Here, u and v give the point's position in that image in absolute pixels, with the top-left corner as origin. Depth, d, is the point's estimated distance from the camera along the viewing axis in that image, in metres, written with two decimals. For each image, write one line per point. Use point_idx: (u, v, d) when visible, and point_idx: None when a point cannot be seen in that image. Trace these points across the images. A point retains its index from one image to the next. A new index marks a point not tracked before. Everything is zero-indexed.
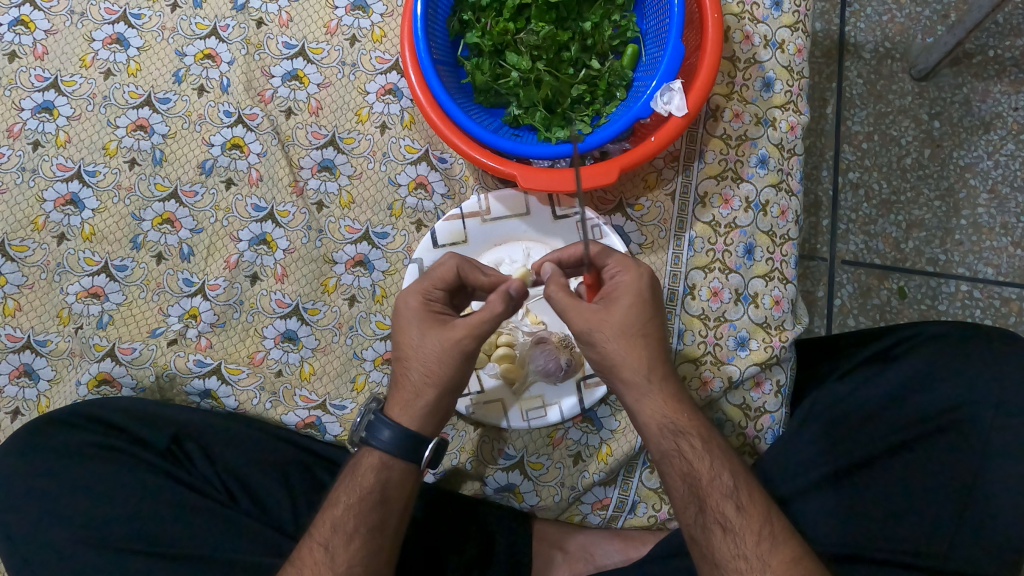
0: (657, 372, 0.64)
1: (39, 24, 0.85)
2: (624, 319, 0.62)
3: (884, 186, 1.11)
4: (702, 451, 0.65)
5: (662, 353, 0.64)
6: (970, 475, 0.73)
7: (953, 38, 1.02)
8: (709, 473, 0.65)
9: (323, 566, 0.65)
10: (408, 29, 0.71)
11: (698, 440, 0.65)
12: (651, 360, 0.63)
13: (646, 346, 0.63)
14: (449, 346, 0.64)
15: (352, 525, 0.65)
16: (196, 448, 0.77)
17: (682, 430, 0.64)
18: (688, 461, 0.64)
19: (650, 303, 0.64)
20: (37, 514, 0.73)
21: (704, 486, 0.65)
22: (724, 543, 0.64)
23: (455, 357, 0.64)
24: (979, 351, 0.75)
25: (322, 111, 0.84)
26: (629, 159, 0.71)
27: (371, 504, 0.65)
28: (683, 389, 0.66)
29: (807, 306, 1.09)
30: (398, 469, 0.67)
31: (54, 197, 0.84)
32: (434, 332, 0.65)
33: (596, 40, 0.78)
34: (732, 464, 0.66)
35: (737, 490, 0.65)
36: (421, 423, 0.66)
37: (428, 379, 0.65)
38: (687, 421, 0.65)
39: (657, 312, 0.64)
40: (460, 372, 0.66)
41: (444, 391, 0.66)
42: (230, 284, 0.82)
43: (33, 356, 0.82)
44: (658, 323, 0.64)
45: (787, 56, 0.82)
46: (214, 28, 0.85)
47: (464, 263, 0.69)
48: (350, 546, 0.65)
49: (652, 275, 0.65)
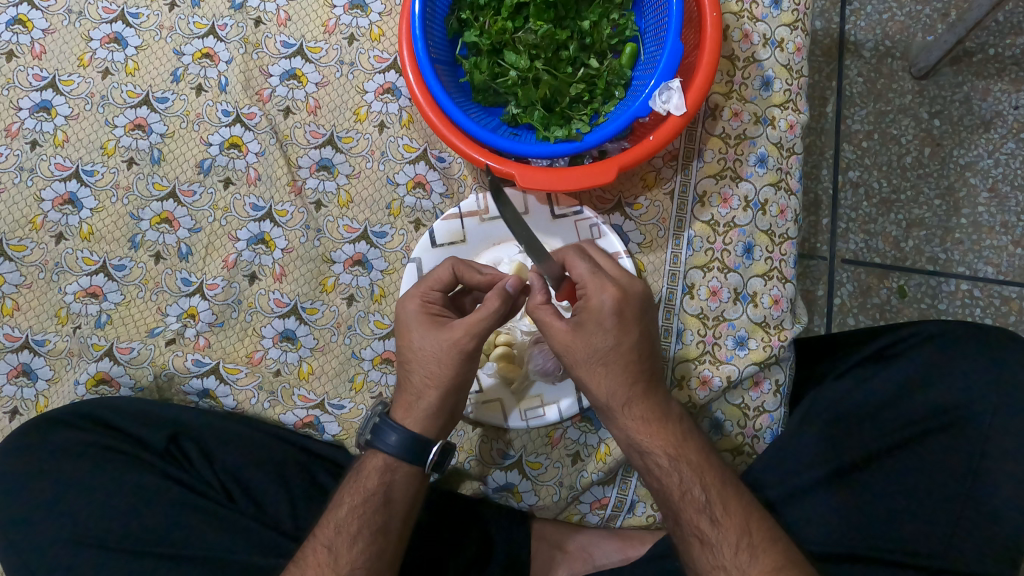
0: (623, 394, 0.64)
1: (36, 23, 0.85)
2: (586, 347, 0.63)
3: (884, 185, 1.10)
4: (670, 467, 0.66)
5: (629, 375, 0.64)
6: (968, 475, 0.73)
7: (953, 37, 1.02)
8: (679, 490, 0.66)
9: (327, 568, 0.64)
10: (406, 28, 0.71)
11: (665, 457, 0.66)
12: (615, 382, 0.64)
13: (608, 371, 0.63)
14: (446, 347, 0.64)
15: (355, 526, 0.65)
16: (194, 448, 0.77)
17: (647, 450, 0.66)
18: (657, 478, 0.66)
19: (615, 328, 0.62)
20: (36, 514, 0.73)
21: (676, 501, 0.66)
22: (703, 554, 0.65)
23: (454, 359, 0.64)
24: (978, 352, 0.75)
25: (321, 110, 0.84)
26: (627, 158, 0.71)
27: (374, 506, 0.66)
28: (656, 404, 0.66)
29: (807, 305, 1.09)
30: (401, 471, 0.67)
31: (52, 196, 0.83)
32: (430, 334, 0.65)
33: (594, 39, 0.78)
34: (705, 477, 0.66)
35: (710, 503, 0.65)
36: (424, 425, 0.66)
37: (428, 381, 0.65)
38: (652, 440, 0.65)
39: (625, 335, 0.63)
40: (461, 373, 0.66)
41: (444, 393, 0.66)
42: (228, 284, 0.82)
43: (31, 355, 0.82)
44: (626, 345, 0.63)
45: (786, 55, 0.81)
46: (212, 27, 0.85)
47: (459, 264, 0.70)
48: (353, 548, 0.65)
49: (620, 295, 0.62)
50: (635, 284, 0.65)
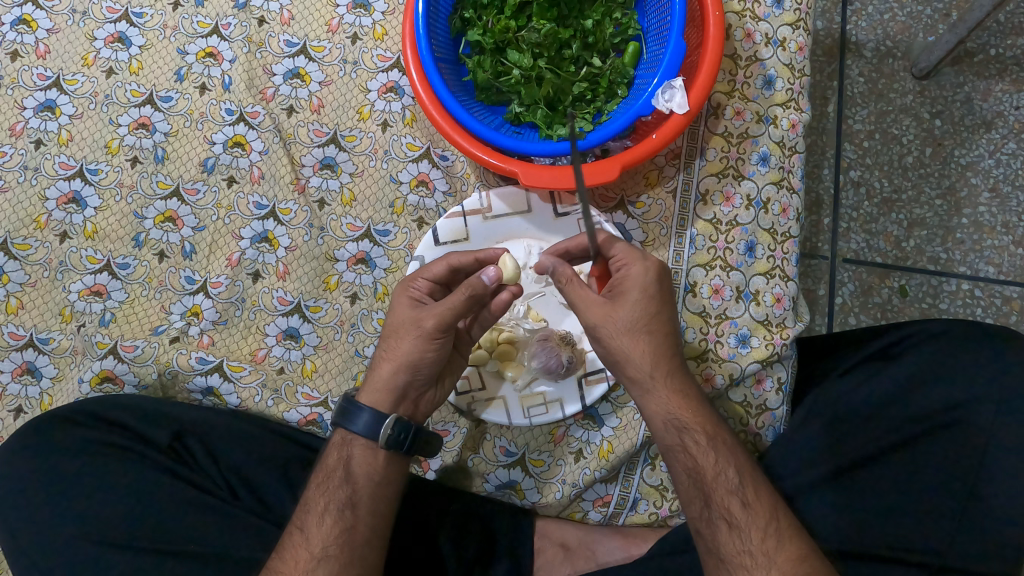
0: (662, 368, 0.64)
1: (41, 23, 0.86)
2: (630, 317, 0.63)
3: (885, 185, 1.11)
4: (707, 447, 0.65)
5: (667, 349, 0.64)
6: (970, 473, 0.73)
7: (955, 37, 1.02)
8: (714, 469, 0.65)
9: (301, 548, 0.66)
10: (410, 27, 0.71)
11: (702, 435, 0.65)
12: (656, 355, 0.64)
13: (651, 343, 0.63)
14: (407, 320, 0.66)
15: (322, 504, 0.67)
16: (198, 445, 0.78)
17: (685, 426, 0.65)
18: (692, 457, 0.65)
19: (657, 299, 0.63)
20: (39, 512, 0.73)
21: (709, 482, 0.65)
22: (730, 538, 0.65)
23: (415, 333, 0.66)
24: (980, 350, 0.75)
25: (324, 109, 0.84)
26: (630, 156, 0.71)
27: (336, 482, 0.67)
28: (689, 382, 0.66)
29: (808, 305, 1.09)
30: (359, 445, 0.68)
31: (56, 195, 0.84)
32: (400, 309, 0.68)
33: (597, 38, 0.78)
34: (737, 460, 0.67)
35: (742, 486, 0.66)
36: (376, 400, 0.67)
37: (387, 353, 0.67)
38: (691, 416, 0.65)
39: (664, 307, 0.64)
40: (416, 351, 0.66)
41: (398, 368, 0.66)
42: (232, 282, 0.82)
43: (35, 354, 0.82)
44: (665, 319, 0.64)
45: (788, 55, 0.82)
46: (215, 26, 0.85)
47: (452, 257, 0.70)
48: (323, 525, 0.66)
49: (661, 268, 0.64)
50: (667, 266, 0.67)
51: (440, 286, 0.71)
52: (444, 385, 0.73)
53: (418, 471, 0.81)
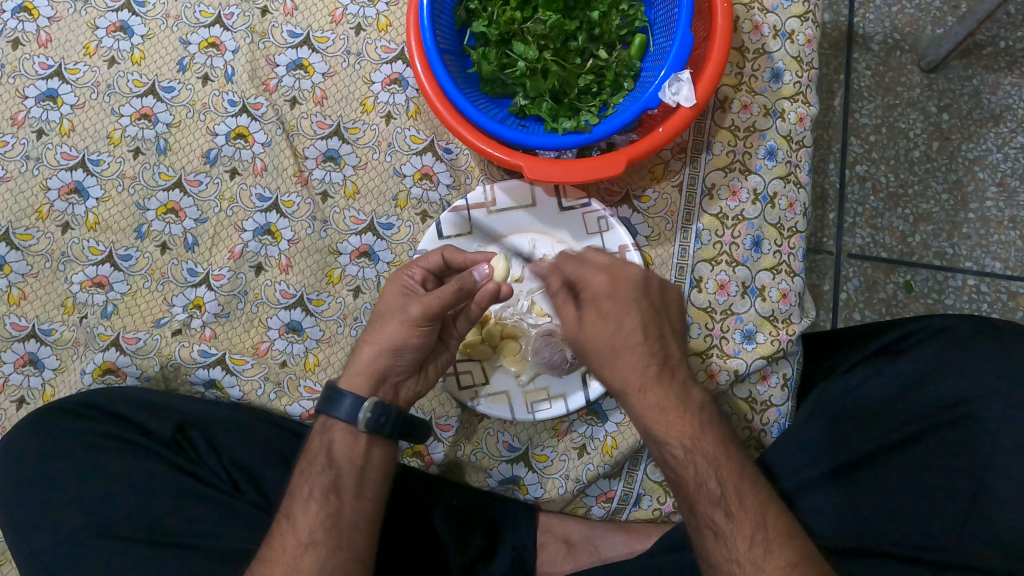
0: (635, 382, 0.65)
1: (42, 11, 0.85)
2: (592, 336, 0.64)
3: (891, 179, 1.10)
4: (685, 458, 0.66)
5: (636, 362, 0.65)
6: (975, 472, 0.73)
7: (964, 29, 1.01)
8: (693, 480, 0.66)
9: (288, 535, 0.66)
10: (414, 18, 0.71)
11: (679, 449, 0.66)
12: (624, 371, 0.65)
13: (615, 360, 0.64)
14: (395, 307, 0.68)
15: (307, 491, 0.68)
16: (200, 438, 0.78)
17: (662, 439, 0.66)
18: (673, 469, 0.67)
19: (614, 314, 0.64)
20: (42, 504, 0.74)
21: (691, 492, 0.66)
22: (717, 546, 0.65)
23: (400, 318, 0.67)
24: (987, 348, 0.75)
25: (327, 101, 0.83)
26: (636, 150, 0.70)
27: (319, 467, 0.68)
28: (670, 392, 0.66)
29: (813, 299, 1.08)
30: (338, 430, 0.69)
31: (58, 185, 0.83)
32: (390, 295, 0.70)
33: (603, 30, 0.77)
34: (722, 470, 0.66)
35: (725, 495, 0.65)
36: (356, 383, 0.69)
37: (369, 337, 0.69)
38: (667, 432, 0.65)
39: (624, 320, 0.64)
40: (397, 338, 0.67)
41: (376, 354, 0.68)
42: (234, 275, 0.82)
43: (38, 345, 0.82)
44: (629, 332, 0.64)
45: (797, 47, 0.81)
46: (218, 16, 0.84)
47: (449, 251, 0.71)
48: (309, 510, 0.67)
49: (615, 280, 0.65)
50: (629, 269, 0.66)
51: (434, 276, 0.72)
52: (427, 373, 0.73)
53: (418, 464, 0.81)
